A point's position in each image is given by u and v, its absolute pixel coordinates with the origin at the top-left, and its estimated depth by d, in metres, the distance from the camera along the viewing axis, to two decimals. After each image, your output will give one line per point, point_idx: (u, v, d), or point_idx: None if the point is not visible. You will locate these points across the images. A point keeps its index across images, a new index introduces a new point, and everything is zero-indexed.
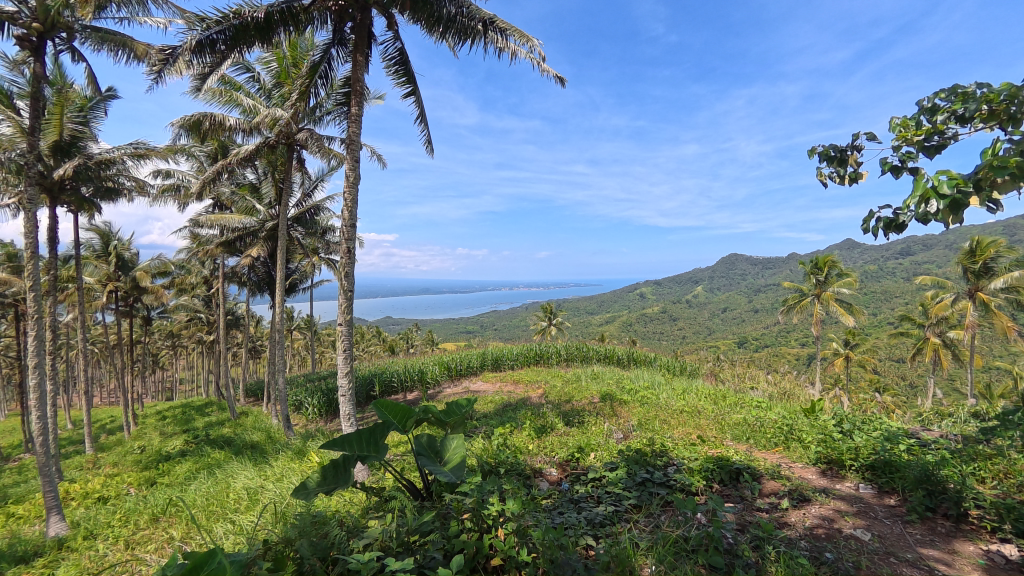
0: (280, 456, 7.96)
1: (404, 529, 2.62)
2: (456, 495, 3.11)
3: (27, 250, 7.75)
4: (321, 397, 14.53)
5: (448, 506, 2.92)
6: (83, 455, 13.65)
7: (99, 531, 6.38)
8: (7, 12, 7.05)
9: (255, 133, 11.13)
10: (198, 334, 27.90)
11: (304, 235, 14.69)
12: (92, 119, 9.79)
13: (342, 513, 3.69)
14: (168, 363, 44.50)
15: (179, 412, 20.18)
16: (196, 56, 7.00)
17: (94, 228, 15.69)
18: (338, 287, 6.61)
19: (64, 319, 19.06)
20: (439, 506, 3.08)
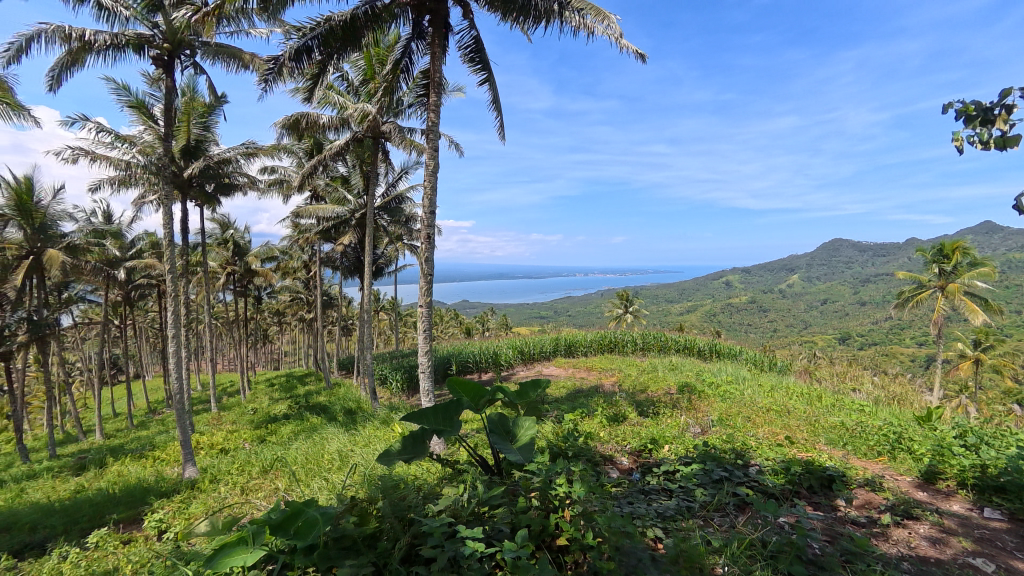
0: (367, 425, 8.69)
1: (476, 500, 2.74)
2: (525, 472, 3.19)
3: (166, 238, 9.12)
4: (403, 373, 15.62)
5: (518, 482, 3.01)
6: (211, 413, 15.97)
7: (221, 476, 7.48)
8: (144, 36, 8.32)
9: (345, 129, 11.97)
10: (299, 311, 31.16)
11: (388, 223, 15.64)
12: (213, 124, 11.22)
13: (421, 480, 3.94)
14: (275, 337, 50.26)
15: (284, 380, 22.84)
16: (294, 63, 7.70)
17: (216, 219, 18.03)
18: (418, 270, 6.95)
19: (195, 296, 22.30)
20: (509, 481, 3.18)
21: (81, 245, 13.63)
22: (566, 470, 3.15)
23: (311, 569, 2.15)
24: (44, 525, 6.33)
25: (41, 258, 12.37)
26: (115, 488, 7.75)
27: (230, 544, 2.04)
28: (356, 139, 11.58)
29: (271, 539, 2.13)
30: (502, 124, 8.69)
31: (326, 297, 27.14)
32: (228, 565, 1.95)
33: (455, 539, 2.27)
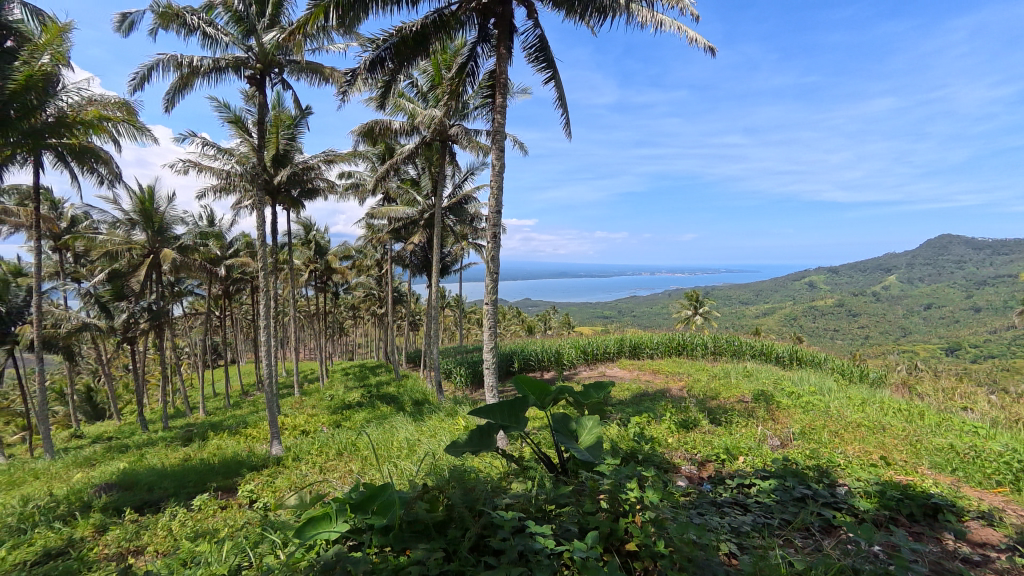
0: (433, 416, 9.05)
1: (543, 497, 2.75)
2: (591, 474, 3.14)
3: (259, 239, 10.10)
4: (467, 368, 16.08)
5: (586, 483, 2.98)
6: (294, 397, 17.47)
7: (303, 455, 8.18)
8: (241, 58, 9.28)
9: (415, 133, 12.51)
10: (372, 306, 33.15)
11: (455, 223, 16.13)
12: (298, 134, 12.22)
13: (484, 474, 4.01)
14: (350, 330, 53.87)
15: (357, 370, 24.43)
16: (370, 73, 8.17)
17: (301, 221, 19.67)
18: (484, 268, 7.10)
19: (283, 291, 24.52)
20: (575, 482, 3.14)
21: (190, 244, 15.49)
22: (634, 476, 3.06)
23: (388, 547, 2.28)
24: (161, 486, 7.31)
25: (160, 256, 14.23)
26: (217, 459, 8.75)
27: (316, 517, 2.22)
28: (424, 142, 12.06)
29: (351, 517, 2.29)
30: (568, 122, 8.63)
31: (396, 294, 28.62)
32: (314, 537, 2.12)
33: (524, 532, 2.30)
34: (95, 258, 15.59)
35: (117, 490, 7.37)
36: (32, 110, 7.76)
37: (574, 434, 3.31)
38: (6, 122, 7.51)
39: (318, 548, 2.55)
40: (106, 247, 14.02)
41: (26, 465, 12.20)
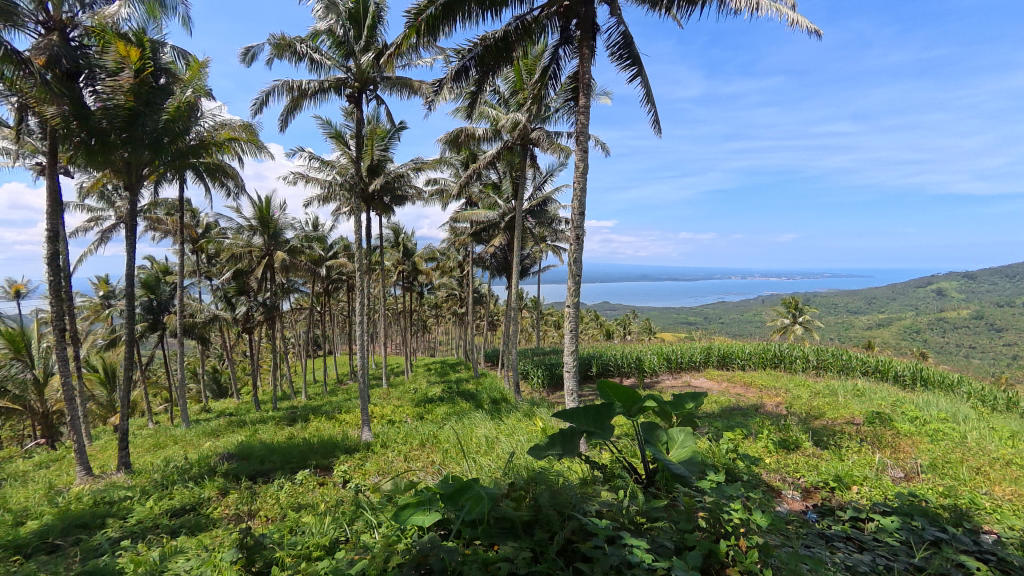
0: (511, 416, 9.22)
1: (635, 509, 2.65)
2: (685, 489, 2.96)
3: (356, 242, 11.00)
4: (544, 370, 16.17)
5: (679, 498, 2.82)
6: (383, 388, 18.82)
7: (390, 443, 8.78)
8: (341, 79, 10.20)
9: (497, 139, 12.82)
10: (454, 306, 34.59)
11: (535, 225, 16.26)
12: (390, 145, 13.12)
13: (566, 478, 3.98)
14: (433, 328, 56.71)
15: (439, 366, 25.65)
16: (456, 83, 8.54)
17: (392, 225, 21.11)
18: (567, 270, 7.08)
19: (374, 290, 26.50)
20: (666, 497, 3.00)
21: (298, 246, 17.34)
22: (734, 496, 2.85)
23: (478, 541, 2.36)
24: (271, 459, 8.27)
25: (274, 257, 16.11)
26: (318, 440, 9.71)
27: (412, 503, 2.36)
28: (506, 147, 12.32)
29: (443, 507, 2.41)
30: (656, 118, 8.30)
31: (476, 294, 29.60)
32: (410, 521, 2.26)
33: (617, 542, 2.24)
34: (224, 258, 18.07)
35: (237, 459, 8.47)
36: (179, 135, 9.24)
37: (663, 445, 3.17)
38: (161, 145, 9.02)
39: (410, 533, 2.70)
40: (232, 249, 16.19)
41: (170, 431, 14.49)
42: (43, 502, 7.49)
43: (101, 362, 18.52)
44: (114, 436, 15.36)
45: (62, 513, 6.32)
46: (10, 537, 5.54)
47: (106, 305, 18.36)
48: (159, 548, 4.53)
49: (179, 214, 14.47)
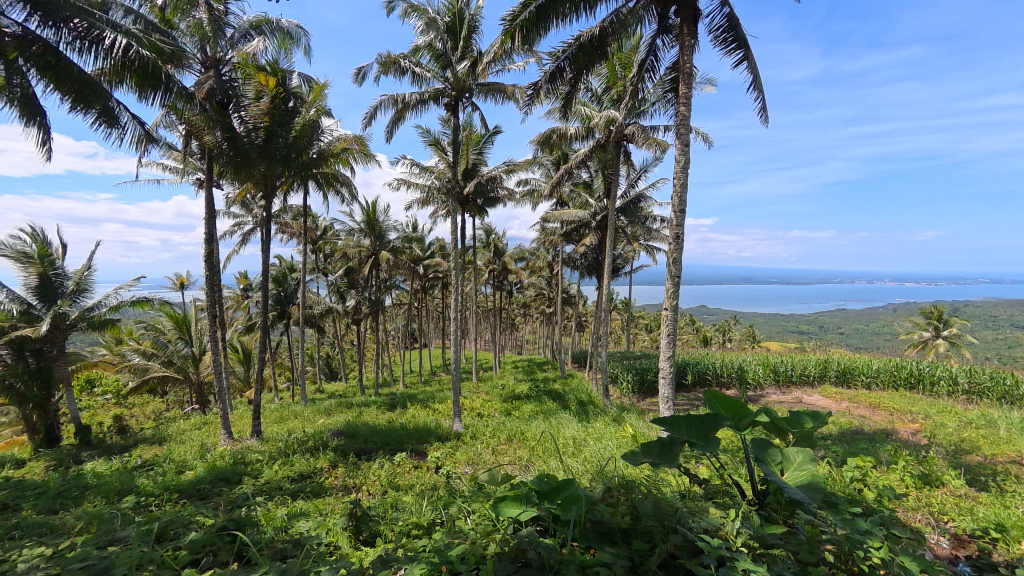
0: (600, 419, 9.08)
1: (748, 531, 2.46)
2: (805, 516, 2.67)
3: (452, 243, 11.62)
4: (634, 375, 15.67)
5: (799, 526, 2.54)
6: (472, 382, 19.68)
7: (480, 435, 9.16)
8: (440, 89, 10.81)
9: (589, 138, 12.66)
10: (542, 305, 34.87)
11: (627, 224, 15.78)
12: (484, 149, 13.61)
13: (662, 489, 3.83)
14: (520, 326, 57.75)
15: (526, 364, 26.09)
16: (551, 84, 8.61)
17: (484, 226, 21.93)
18: (665, 272, 6.80)
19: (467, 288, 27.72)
20: (783, 523, 2.72)
21: (400, 246, 18.78)
22: (869, 532, 2.50)
23: (575, 542, 2.38)
24: (374, 439, 9.09)
25: (379, 256, 17.64)
26: (416, 426, 10.47)
27: (510, 497, 2.46)
28: (599, 145, 12.12)
29: (539, 504, 2.48)
30: (764, 105, 7.60)
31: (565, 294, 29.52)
32: (508, 514, 2.35)
33: (730, 565, 2.09)
34: (337, 257, 20.20)
35: (346, 437, 9.46)
36: (304, 149, 10.54)
37: (777, 465, 2.90)
38: (290, 160, 10.39)
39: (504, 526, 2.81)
40: (344, 248, 18.03)
41: (291, 407, 16.59)
42: (200, 457, 9.07)
43: (241, 343, 21.83)
44: (249, 408, 18.00)
45: (213, 467, 7.59)
46: (178, 482, 6.81)
47: (245, 296, 21.57)
48: (286, 507, 5.24)
49: (302, 218, 16.49)
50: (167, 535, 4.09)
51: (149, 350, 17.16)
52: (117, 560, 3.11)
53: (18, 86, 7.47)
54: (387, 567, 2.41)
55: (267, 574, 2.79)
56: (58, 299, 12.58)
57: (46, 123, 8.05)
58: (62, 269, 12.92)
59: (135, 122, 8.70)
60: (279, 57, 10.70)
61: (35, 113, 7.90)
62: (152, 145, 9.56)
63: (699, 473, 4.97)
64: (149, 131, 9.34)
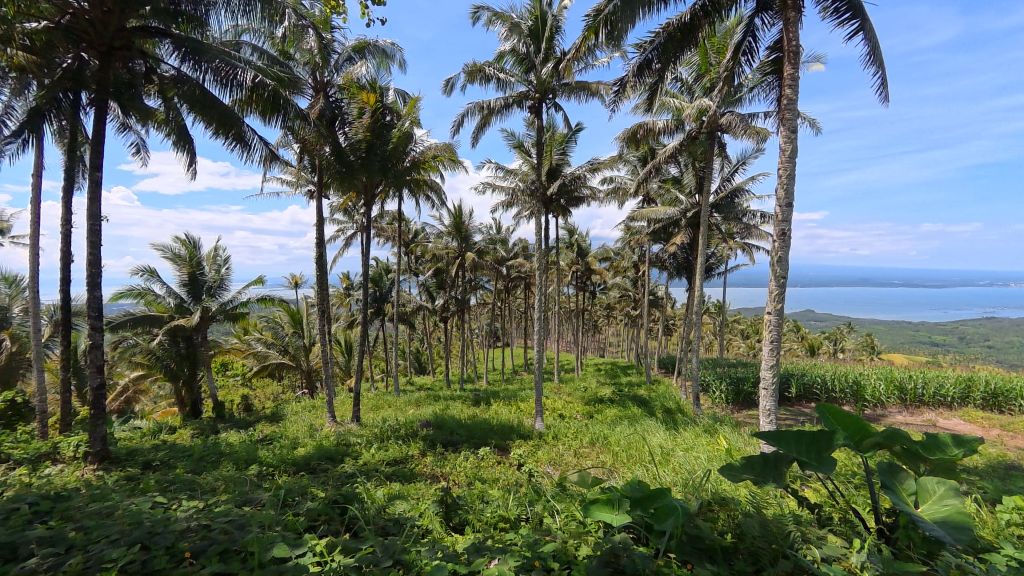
0: (690, 429, 8.62)
1: (876, 566, 2.18)
2: (948, 558, 2.30)
3: (537, 243, 11.78)
4: (728, 385, 14.61)
5: (942, 568, 2.19)
6: (554, 382, 19.74)
7: (563, 436, 9.19)
8: (524, 92, 11.00)
9: (679, 131, 12.06)
10: (627, 306, 33.79)
11: (721, 221, 14.74)
12: (568, 149, 13.62)
13: (764, 509, 3.55)
14: (603, 327, 56.52)
15: (609, 367, 25.52)
16: (637, 78, 8.36)
17: (566, 227, 21.89)
18: (768, 272, 6.27)
19: (549, 288, 27.80)
20: (920, 562, 2.37)
21: (484, 247, 19.42)
22: None
23: (670, 554, 2.32)
24: (460, 432, 9.54)
25: (465, 257, 18.42)
26: (501, 422, 10.79)
27: (602, 501, 2.47)
28: (689, 138, 11.50)
29: (632, 511, 2.44)
30: (887, 82, 6.68)
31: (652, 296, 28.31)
32: (601, 519, 2.35)
33: None
34: (427, 258, 21.46)
35: (436, 428, 10.04)
36: (399, 159, 11.39)
37: (910, 494, 2.54)
38: (387, 169, 11.29)
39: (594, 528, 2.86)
40: (434, 250, 19.10)
41: (385, 397, 17.96)
42: (311, 436, 10.20)
43: (344, 337, 24.10)
44: (350, 395, 19.80)
45: (322, 446, 8.52)
46: (294, 457, 7.72)
47: (347, 293, 23.79)
48: (383, 488, 5.71)
49: (397, 223, 17.77)
50: (289, 501, 4.68)
51: (270, 339, 19.64)
52: (251, 518, 3.63)
53: (175, 119, 9.00)
54: (480, 556, 2.54)
55: (374, 548, 3.10)
56: (202, 296, 14.85)
57: (194, 148, 9.60)
58: (206, 269, 15.18)
59: (261, 144, 10.04)
60: (378, 75, 11.64)
61: (186, 141, 9.45)
62: (273, 163, 10.95)
63: (810, 497, 4.51)
64: (271, 151, 10.71)
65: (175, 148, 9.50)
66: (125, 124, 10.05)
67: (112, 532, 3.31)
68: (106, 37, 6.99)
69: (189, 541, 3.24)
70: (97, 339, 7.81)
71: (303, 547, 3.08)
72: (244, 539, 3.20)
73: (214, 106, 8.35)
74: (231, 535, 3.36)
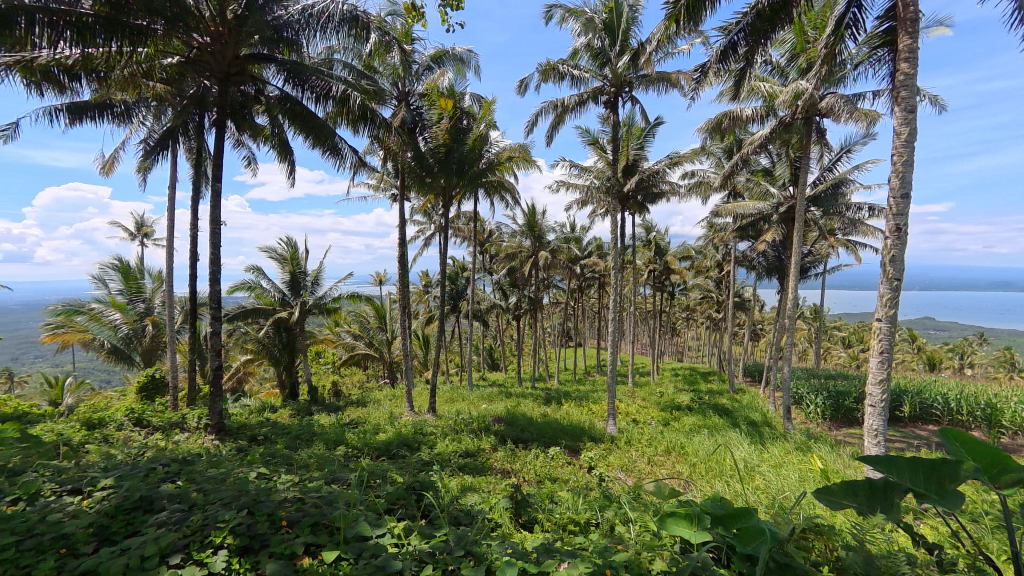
0: (778, 445, 7.88)
1: None
2: None
3: (612, 242, 11.48)
4: (826, 399, 13.09)
5: None
6: (627, 386, 19.08)
7: (636, 442, 8.87)
8: (598, 87, 10.76)
9: (771, 117, 11.05)
10: (709, 309, 31.76)
11: (821, 215, 13.26)
12: (645, 143, 13.10)
13: (868, 544, 3.13)
14: (682, 331, 53.60)
15: (688, 373, 24.14)
16: (721, 63, 7.80)
17: (643, 224, 21.10)
18: (879, 273, 5.51)
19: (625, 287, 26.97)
20: None
21: (557, 246, 19.33)
22: None
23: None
24: (530, 430, 9.62)
25: (539, 256, 18.47)
26: (572, 422, 10.67)
27: (679, 514, 2.33)
28: (783, 125, 10.49)
29: (712, 528, 2.29)
30: None
31: (738, 298, 26.29)
32: (677, 534, 2.22)
33: None
34: (501, 257, 21.88)
35: (508, 424, 10.21)
36: (475, 162, 11.71)
37: None
38: (464, 171, 11.66)
39: (668, 541, 2.73)
40: (508, 249, 19.42)
41: (459, 390, 18.62)
42: (392, 423, 10.88)
43: (423, 332, 25.40)
44: (426, 388, 20.81)
45: (401, 433, 9.05)
46: (376, 442, 8.29)
47: (426, 290, 25.01)
48: (456, 478, 5.93)
49: (473, 223, 18.32)
50: (371, 483, 5.02)
51: (357, 332, 21.26)
52: (339, 496, 3.96)
53: (279, 133, 10.07)
54: (550, 557, 2.55)
55: (447, 537, 3.26)
56: (301, 291, 16.46)
57: (294, 159, 10.67)
58: (304, 267, 16.80)
59: (350, 152, 10.86)
60: (455, 80, 12.06)
61: (288, 153, 10.53)
62: (361, 169, 11.81)
63: (928, 534, 3.90)
64: (360, 158, 11.56)
65: (279, 159, 10.63)
66: (239, 140, 11.44)
67: (225, 496, 3.79)
68: (224, 65, 8.06)
69: (286, 511, 3.60)
70: (217, 327, 9.00)
71: (383, 528, 3.31)
72: (331, 514, 3.49)
73: (311, 120, 9.21)
74: (321, 509, 3.68)
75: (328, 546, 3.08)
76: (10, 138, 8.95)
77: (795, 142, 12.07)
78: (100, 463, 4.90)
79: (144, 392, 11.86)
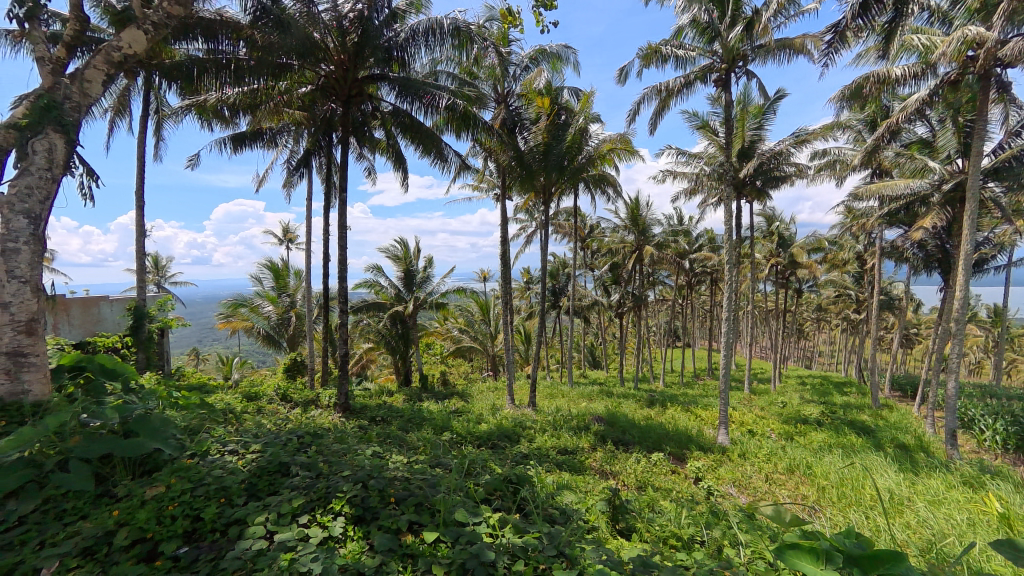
0: (939, 476, 6.50)
1: None
2: None
3: (725, 234, 10.47)
4: (1013, 424, 10.42)
5: None
6: (743, 393, 17.24)
7: (749, 456, 8.02)
8: (707, 65, 9.87)
9: (931, 76, 9.09)
10: (847, 309, 27.44)
11: (1006, 193, 10.59)
12: (765, 122, 11.69)
13: None
14: (812, 334, 47.13)
15: (820, 382, 21.08)
16: (861, 19, 6.64)
17: (764, 213, 18.87)
18: None
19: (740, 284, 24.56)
20: None
21: (664, 240, 18.25)
22: None
23: None
24: (631, 432, 9.27)
25: (643, 251, 17.64)
26: (674, 427, 10.04)
27: (803, 548, 2.01)
28: (950, 84, 8.56)
29: (845, 569, 1.93)
30: None
31: (886, 297, 22.28)
32: (799, 569, 1.92)
33: None
34: (602, 253, 21.39)
35: (606, 424, 9.97)
36: (575, 157, 11.55)
37: None
38: (563, 167, 11.56)
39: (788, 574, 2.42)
40: (610, 245, 18.86)
41: (558, 387, 18.67)
42: (493, 415, 11.31)
43: (524, 327, 25.97)
44: (526, 382, 21.25)
45: (500, 425, 9.39)
46: (478, 431, 8.70)
47: (528, 287, 25.54)
48: (553, 475, 5.95)
49: (573, 219, 18.18)
50: (471, 471, 5.25)
51: (463, 326, 22.51)
52: (441, 480, 4.21)
53: (393, 144, 11.04)
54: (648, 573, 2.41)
55: (541, 534, 3.30)
56: (414, 287, 17.91)
57: (406, 167, 11.61)
58: (417, 265, 18.25)
59: (455, 156, 11.47)
60: (553, 77, 12.04)
61: (401, 161, 11.51)
62: (465, 172, 12.42)
63: None
64: (464, 161, 12.17)
65: (394, 168, 11.66)
66: (361, 153, 12.79)
67: (344, 470, 4.28)
68: (346, 88, 9.04)
69: (394, 489, 3.92)
70: (344, 318, 10.22)
71: (479, 517, 3.45)
72: (433, 497, 3.74)
73: (420, 130, 9.93)
74: (424, 491, 3.96)
75: (429, 526, 3.30)
76: (196, 164, 11.16)
77: (967, 104, 9.81)
78: (255, 431, 5.89)
79: (289, 372, 13.98)
